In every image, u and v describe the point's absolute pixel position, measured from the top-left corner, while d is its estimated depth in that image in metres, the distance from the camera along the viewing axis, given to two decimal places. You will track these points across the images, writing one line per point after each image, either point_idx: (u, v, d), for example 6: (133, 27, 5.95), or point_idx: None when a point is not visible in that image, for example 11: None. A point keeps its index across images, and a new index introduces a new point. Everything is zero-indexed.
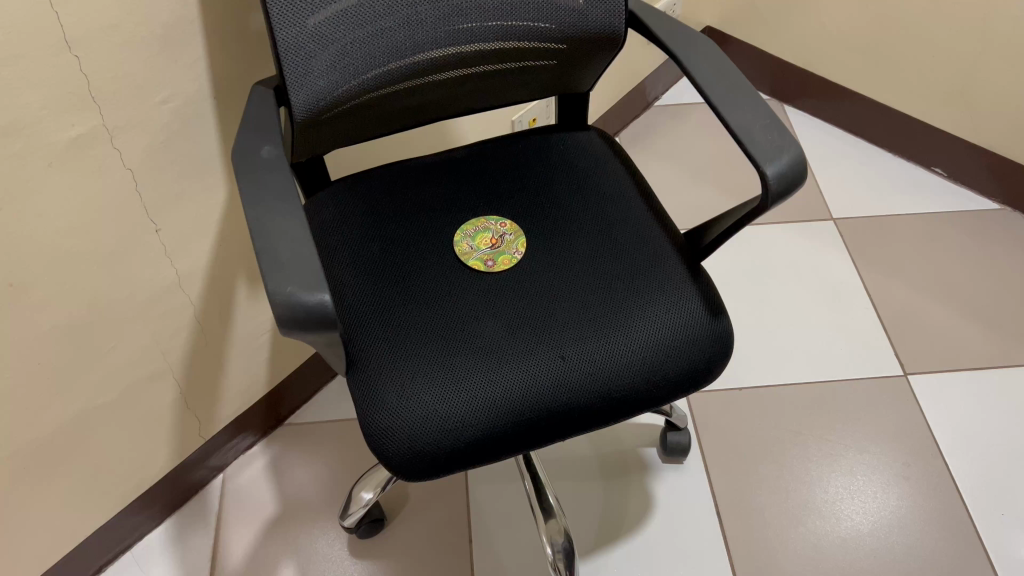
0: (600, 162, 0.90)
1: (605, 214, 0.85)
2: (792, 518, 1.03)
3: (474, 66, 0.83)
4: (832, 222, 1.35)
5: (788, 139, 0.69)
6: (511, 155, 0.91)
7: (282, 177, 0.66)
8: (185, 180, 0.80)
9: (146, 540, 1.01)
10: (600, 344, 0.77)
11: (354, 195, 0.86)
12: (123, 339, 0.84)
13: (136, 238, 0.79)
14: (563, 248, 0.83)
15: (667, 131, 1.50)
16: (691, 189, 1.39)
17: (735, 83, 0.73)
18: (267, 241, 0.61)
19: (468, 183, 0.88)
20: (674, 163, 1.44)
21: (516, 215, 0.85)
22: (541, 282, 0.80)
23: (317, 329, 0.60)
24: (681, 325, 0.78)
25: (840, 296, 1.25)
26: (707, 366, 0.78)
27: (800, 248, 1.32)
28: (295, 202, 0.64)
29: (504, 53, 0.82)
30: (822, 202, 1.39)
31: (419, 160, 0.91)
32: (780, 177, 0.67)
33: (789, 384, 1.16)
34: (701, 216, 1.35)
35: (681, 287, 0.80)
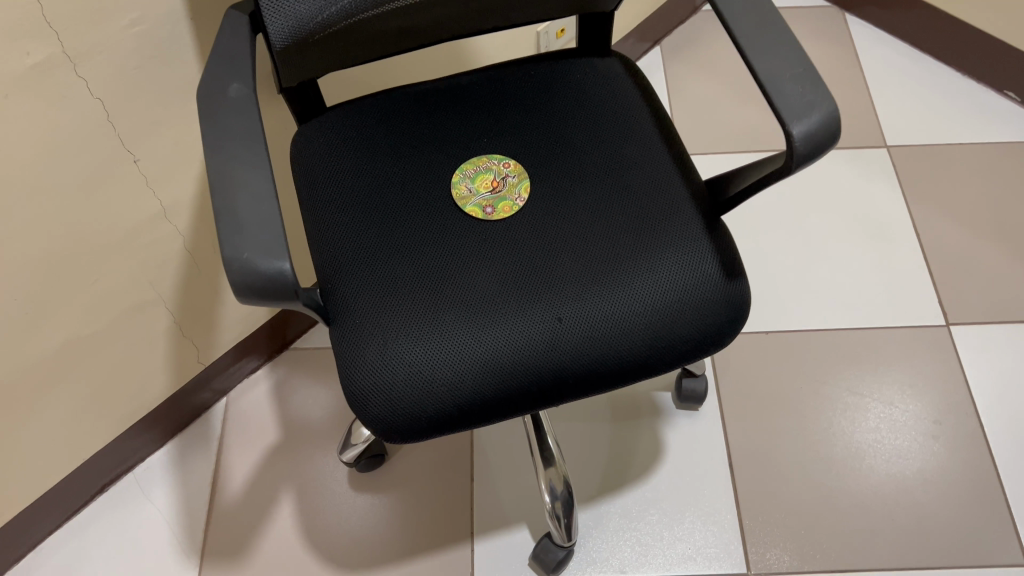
0: (617, 93, 0.81)
1: (619, 155, 0.78)
2: (808, 474, 0.98)
3: None
4: (885, 150, 1.25)
5: (820, 90, 0.60)
6: (521, 84, 0.83)
7: (248, 121, 0.60)
8: (164, 107, 0.74)
9: (148, 461, 1.00)
10: (602, 304, 0.71)
11: (349, 126, 0.80)
12: (107, 271, 0.80)
13: (113, 168, 0.74)
14: (569, 195, 0.76)
15: (713, 40, 1.38)
16: (731, 107, 1.29)
17: (767, 19, 0.64)
18: (226, 197, 0.56)
19: (472, 116, 0.80)
20: (718, 76, 1.33)
21: (521, 154, 0.78)
22: (543, 232, 0.74)
23: (278, 300, 0.55)
24: (691, 287, 0.72)
25: (885, 234, 1.16)
26: (717, 332, 0.72)
27: (847, 179, 1.22)
28: (260, 151, 0.59)
29: None
30: (877, 126, 1.28)
31: (422, 86, 0.84)
32: (807, 138, 0.59)
33: (819, 329, 1.09)
34: (741, 139, 1.25)
35: (697, 243, 0.73)
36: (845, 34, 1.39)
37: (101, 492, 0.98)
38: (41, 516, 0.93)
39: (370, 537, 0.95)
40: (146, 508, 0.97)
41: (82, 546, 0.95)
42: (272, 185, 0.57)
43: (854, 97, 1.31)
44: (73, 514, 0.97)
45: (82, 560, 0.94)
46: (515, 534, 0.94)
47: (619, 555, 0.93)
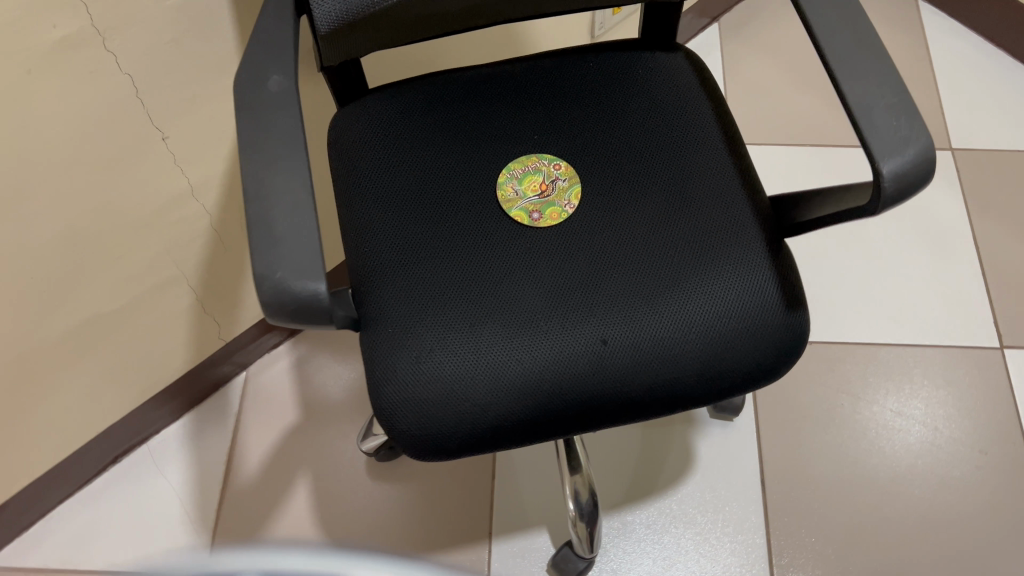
0: (683, 92, 0.75)
1: (681, 163, 0.72)
2: (842, 496, 0.94)
3: None
4: (948, 153, 1.18)
5: (915, 123, 0.55)
6: (579, 76, 0.76)
7: (287, 117, 0.55)
8: (197, 84, 0.69)
9: (164, 434, 0.98)
10: (651, 328, 0.66)
11: (393, 113, 0.75)
12: (130, 250, 0.76)
13: (140, 146, 0.69)
14: (624, 204, 0.71)
15: (776, 21, 1.30)
16: (790, 96, 1.22)
17: (861, 36, 0.58)
18: (260, 206, 0.52)
19: (524, 109, 0.75)
20: (779, 61, 1.26)
21: (573, 155, 0.73)
22: (594, 242, 0.69)
23: (309, 322, 0.51)
24: (748, 317, 0.67)
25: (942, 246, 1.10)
26: (769, 366, 0.68)
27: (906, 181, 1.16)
28: (299, 154, 0.54)
29: None
30: (943, 126, 1.21)
31: (472, 71, 0.78)
32: (897, 177, 0.54)
33: (866, 343, 1.04)
34: (799, 131, 1.18)
35: (758, 267, 0.68)
36: (916, 23, 1.31)
37: (114, 463, 0.96)
38: (53, 487, 0.91)
39: (386, 530, 0.93)
40: (159, 483, 0.95)
41: (92, 516, 0.92)
42: (311, 194, 0.53)
43: (922, 93, 1.24)
44: (85, 483, 0.94)
45: (92, 532, 0.92)
46: (536, 538, 0.91)
47: (641, 567, 0.90)
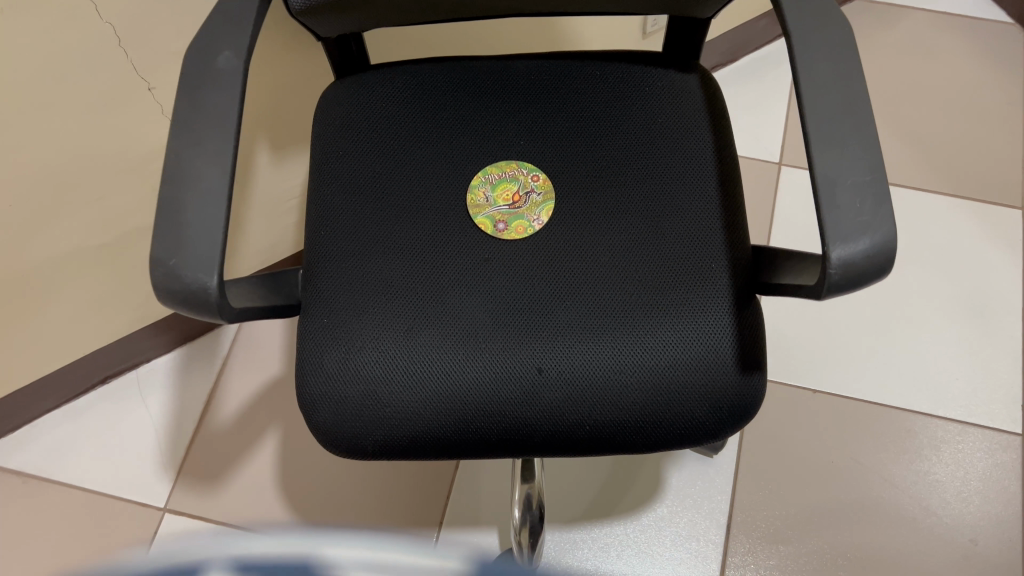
0: (687, 118, 0.70)
1: (664, 196, 0.67)
2: (808, 557, 0.89)
3: None
4: (1021, 213, 1.08)
5: (883, 207, 0.50)
6: (582, 83, 0.72)
7: (224, 98, 0.53)
8: (186, 39, 0.69)
9: (155, 363, 1.01)
10: (591, 365, 0.63)
11: (383, 95, 0.72)
12: (116, 189, 0.77)
13: (124, 94, 0.69)
14: (595, 230, 0.67)
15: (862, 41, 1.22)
16: None
17: (849, 97, 0.52)
18: (173, 188, 0.51)
19: (516, 110, 0.71)
20: None
21: (555, 168, 0.69)
22: (553, 266, 0.66)
23: (200, 313, 0.50)
24: (697, 372, 0.63)
25: (987, 314, 1.02)
26: (712, 426, 0.64)
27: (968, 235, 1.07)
28: (225, 138, 0.52)
29: None
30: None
31: (476, 61, 0.75)
32: (846, 265, 0.49)
33: (875, 402, 0.97)
34: None
35: (718, 321, 0.64)
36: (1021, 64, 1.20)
37: (103, 383, 0.99)
38: (39, 396, 0.95)
39: (341, 499, 0.93)
40: (139, 410, 0.98)
41: (73, 431, 0.97)
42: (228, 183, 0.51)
43: (1007, 142, 1.13)
44: (74, 397, 0.98)
45: (70, 445, 0.96)
46: (483, 537, 0.91)
47: None
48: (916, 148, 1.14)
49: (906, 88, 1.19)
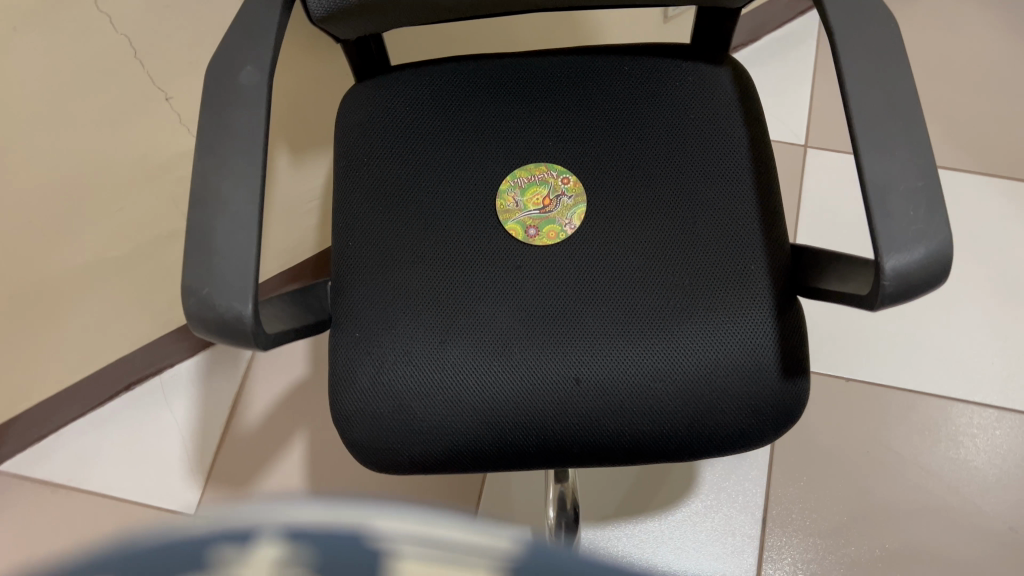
0: (720, 113, 0.68)
1: (698, 196, 0.66)
2: (846, 548, 0.88)
3: None
4: None
5: (936, 213, 0.48)
6: (608, 79, 0.70)
7: (249, 114, 0.52)
8: (201, 47, 0.67)
9: (178, 368, 1.00)
10: (629, 373, 0.62)
11: (405, 96, 0.70)
12: (135, 199, 0.76)
13: (140, 105, 0.68)
14: (628, 233, 0.65)
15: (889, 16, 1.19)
16: None
17: (898, 97, 0.50)
18: (203, 213, 0.49)
19: (543, 109, 0.69)
20: None
21: (585, 169, 0.67)
22: (587, 271, 0.65)
23: (235, 342, 0.49)
24: (738, 378, 0.61)
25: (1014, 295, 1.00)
26: (754, 432, 0.62)
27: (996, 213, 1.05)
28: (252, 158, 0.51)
29: None
30: None
31: (498, 58, 0.73)
32: (899, 275, 0.47)
33: (911, 389, 0.96)
34: None
35: (758, 325, 0.62)
36: None
37: (127, 389, 0.98)
38: (65, 404, 0.94)
39: None
40: (165, 417, 0.97)
41: (99, 439, 0.96)
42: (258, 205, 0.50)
43: None
44: (100, 404, 0.98)
45: (96, 453, 0.95)
46: None
47: None
48: (941, 125, 1.11)
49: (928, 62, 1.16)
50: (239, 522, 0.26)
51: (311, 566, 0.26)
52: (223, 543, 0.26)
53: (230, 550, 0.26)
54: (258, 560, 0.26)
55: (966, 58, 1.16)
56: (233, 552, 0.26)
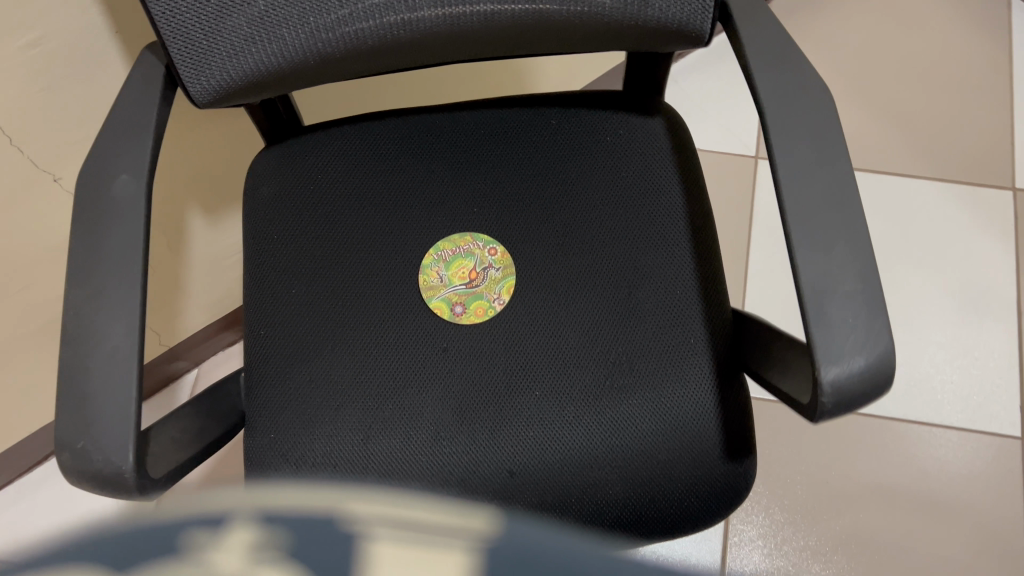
0: (654, 170, 0.64)
1: (634, 263, 0.61)
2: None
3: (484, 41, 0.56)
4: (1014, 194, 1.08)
5: (876, 320, 0.44)
6: (536, 136, 0.65)
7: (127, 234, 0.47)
8: (90, 124, 0.61)
9: None
10: (568, 461, 0.58)
11: (320, 164, 0.65)
12: (37, 278, 0.71)
13: (27, 189, 0.62)
14: (560, 308, 0.61)
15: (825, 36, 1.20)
16: None
17: (833, 187, 0.46)
18: (75, 350, 0.44)
19: (466, 172, 0.65)
20: None
21: (514, 237, 0.63)
22: (519, 350, 0.61)
23: (119, 494, 0.44)
24: (680, 464, 0.58)
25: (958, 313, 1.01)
26: (700, 519, 0.59)
27: (940, 235, 1.05)
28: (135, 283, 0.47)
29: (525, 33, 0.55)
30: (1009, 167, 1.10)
31: (417, 112, 0.67)
32: (839, 388, 0.44)
33: (869, 415, 0.95)
34: None
35: (699, 404, 0.59)
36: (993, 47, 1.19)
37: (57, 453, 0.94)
38: None
39: None
40: None
41: None
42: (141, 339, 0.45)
43: (989, 129, 1.13)
44: (25, 472, 0.97)
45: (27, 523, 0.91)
46: None
47: None
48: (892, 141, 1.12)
49: (864, 84, 1.17)
50: (207, 510, 0.31)
51: (285, 545, 0.31)
52: (194, 531, 0.30)
53: (198, 533, 0.30)
54: (231, 541, 0.30)
55: (900, 81, 1.17)
56: (203, 538, 0.30)
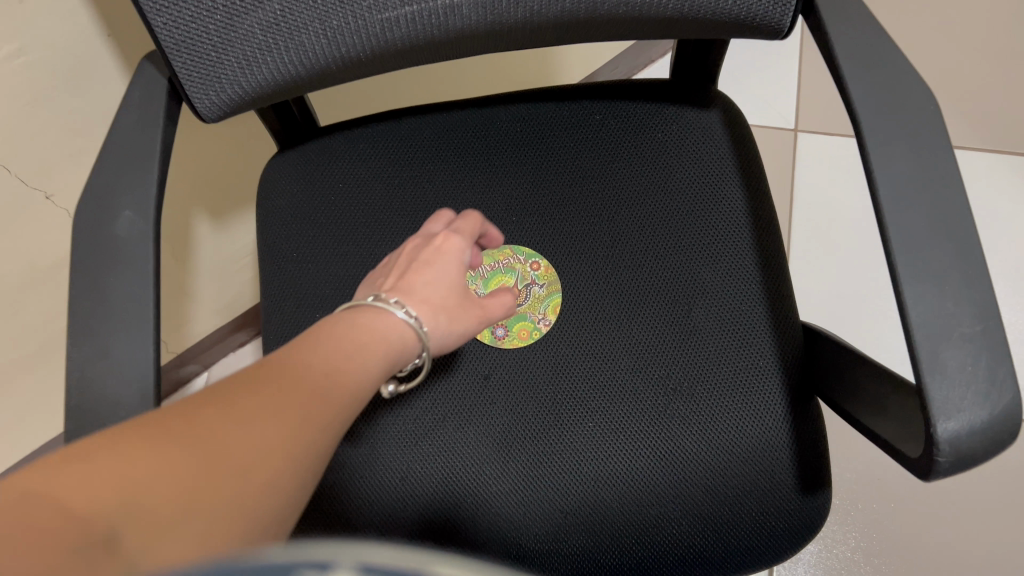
0: (709, 167, 0.57)
1: (692, 278, 0.56)
2: None
3: (524, 40, 0.50)
4: None
5: (997, 366, 0.39)
6: (577, 134, 0.59)
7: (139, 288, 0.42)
8: (83, 136, 0.55)
9: None
10: (626, 498, 0.53)
11: (341, 171, 0.59)
12: (32, 298, 0.65)
13: (16, 209, 0.56)
14: (611, 328, 0.56)
15: None
16: None
17: (942, 210, 0.41)
18: (80, 428, 0.38)
19: (502, 177, 0.59)
20: None
21: (557, 250, 0.58)
22: (567, 376, 0.55)
23: None
24: (749, 496, 0.53)
25: None
26: (772, 556, 0.54)
27: None
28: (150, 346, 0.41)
29: (572, 31, 0.49)
30: None
31: (445, 107, 0.61)
32: (959, 447, 0.38)
33: None
34: None
35: (768, 431, 0.53)
36: None
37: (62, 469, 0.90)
38: None
39: None
40: None
41: None
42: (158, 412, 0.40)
43: None
44: None
45: None
46: None
47: None
48: None
49: None
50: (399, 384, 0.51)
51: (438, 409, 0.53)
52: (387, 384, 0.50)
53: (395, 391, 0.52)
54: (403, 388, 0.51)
55: None
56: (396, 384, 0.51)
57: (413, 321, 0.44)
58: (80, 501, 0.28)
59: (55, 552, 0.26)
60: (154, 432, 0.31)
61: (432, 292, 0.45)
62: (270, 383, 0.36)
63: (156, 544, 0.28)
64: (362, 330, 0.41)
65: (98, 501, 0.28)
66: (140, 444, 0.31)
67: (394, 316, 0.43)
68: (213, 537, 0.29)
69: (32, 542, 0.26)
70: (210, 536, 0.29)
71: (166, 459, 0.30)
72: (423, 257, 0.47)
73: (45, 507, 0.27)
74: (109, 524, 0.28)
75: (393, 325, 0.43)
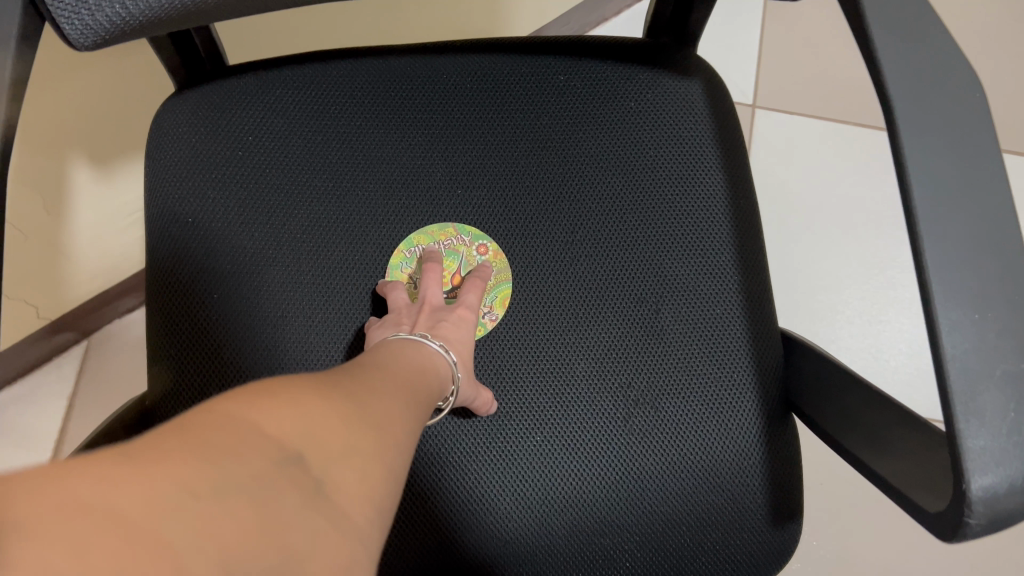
0: (686, 146, 0.50)
1: (663, 272, 0.48)
2: None
3: None
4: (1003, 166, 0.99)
5: None
6: (537, 94, 0.51)
7: None
8: None
9: None
10: (575, 521, 0.46)
11: (252, 121, 0.49)
12: None
13: None
14: (569, 325, 0.48)
15: None
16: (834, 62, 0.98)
17: (984, 224, 0.34)
18: None
19: (448, 139, 0.50)
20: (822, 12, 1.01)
21: (508, 234, 0.49)
22: (515, 380, 0.47)
23: None
24: (716, 528, 0.46)
25: None
26: None
27: None
28: None
29: None
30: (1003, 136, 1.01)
31: (382, 51, 0.52)
32: (993, 509, 0.32)
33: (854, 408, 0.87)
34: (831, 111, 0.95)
35: (740, 453, 0.47)
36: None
37: None
38: None
39: None
40: None
41: None
42: None
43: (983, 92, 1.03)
44: None
45: None
46: None
47: None
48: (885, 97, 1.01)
49: None
50: None
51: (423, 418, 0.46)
52: None
53: None
54: None
55: None
56: None
57: (448, 359, 0.42)
58: (273, 429, 0.26)
59: (261, 473, 0.24)
60: (320, 386, 0.30)
61: (453, 342, 0.44)
62: (383, 377, 0.35)
63: (336, 474, 0.27)
64: (414, 362, 0.39)
65: (289, 427, 0.26)
66: (317, 391, 0.29)
67: (432, 350, 0.42)
68: (375, 492, 0.28)
69: (245, 452, 0.25)
70: (371, 490, 0.28)
71: (323, 416, 0.28)
72: (448, 322, 0.46)
73: (243, 421, 0.26)
74: (297, 452, 0.26)
75: (437, 361, 0.41)
